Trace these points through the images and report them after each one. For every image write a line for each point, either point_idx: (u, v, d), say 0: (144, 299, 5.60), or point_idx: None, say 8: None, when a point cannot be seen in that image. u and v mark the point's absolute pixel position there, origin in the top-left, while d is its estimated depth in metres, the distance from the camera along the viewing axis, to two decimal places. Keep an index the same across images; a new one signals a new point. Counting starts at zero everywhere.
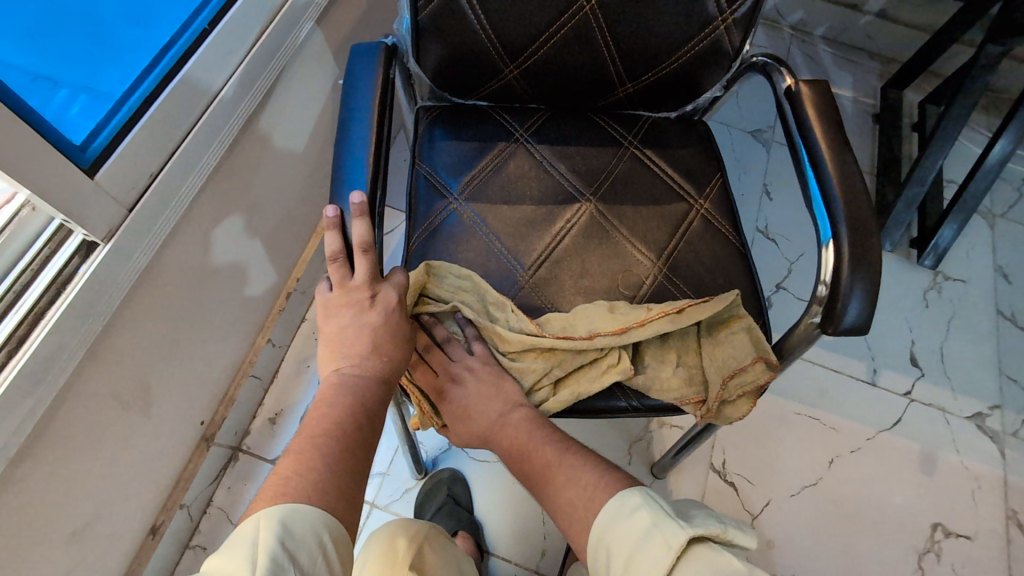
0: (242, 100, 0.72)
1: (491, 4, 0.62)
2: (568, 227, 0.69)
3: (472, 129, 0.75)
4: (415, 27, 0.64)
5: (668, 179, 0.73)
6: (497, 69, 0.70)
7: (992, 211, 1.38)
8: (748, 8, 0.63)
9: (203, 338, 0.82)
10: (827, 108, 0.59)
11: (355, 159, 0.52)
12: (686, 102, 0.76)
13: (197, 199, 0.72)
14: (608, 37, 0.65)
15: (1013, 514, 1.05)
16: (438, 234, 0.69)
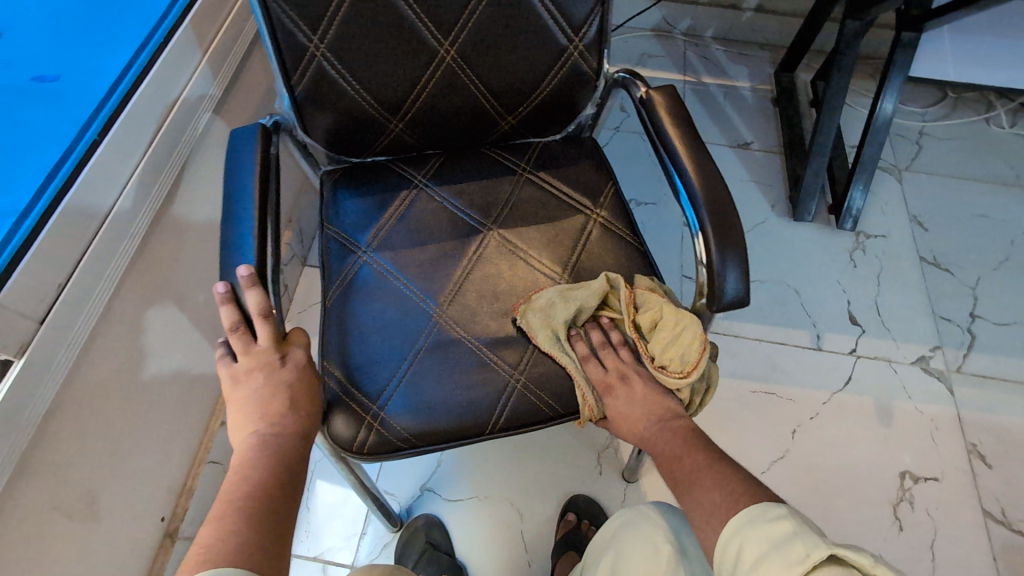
0: (146, 197, 0.76)
1: (359, 70, 0.67)
2: (477, 260, 0.73)
3: (374, 184, 0.79)
4: (294, 103, 0.68)
5: (563, 196, 0.78)
6: (383, 126, 0.74)
7: (897, 166, 1.47)
8: (594, 32, 0.68)
9: (147, 433, 0.83)
10: (679, 111, 0.64)
11: (243, 236, 0.55)
12: (569, 122, 0.81)
13: (115, 299, 0.74)
14: (476, 80, 0.70)
15: (973, 447, 1.10)
16: (352, 288, 0.72)
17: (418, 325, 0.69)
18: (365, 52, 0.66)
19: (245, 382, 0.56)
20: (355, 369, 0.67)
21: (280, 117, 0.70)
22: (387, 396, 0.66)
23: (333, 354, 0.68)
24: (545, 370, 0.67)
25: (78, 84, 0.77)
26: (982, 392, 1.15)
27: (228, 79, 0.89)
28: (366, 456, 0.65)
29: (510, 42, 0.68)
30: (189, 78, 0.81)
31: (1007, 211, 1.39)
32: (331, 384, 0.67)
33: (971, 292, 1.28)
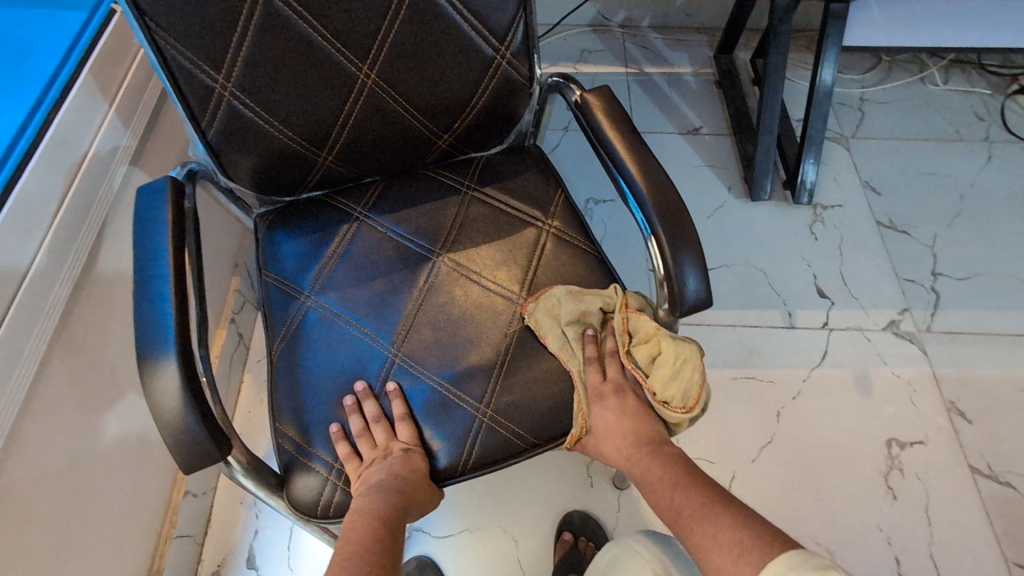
0: (62, 267, 0.69)
1: (275, 106, 0.62)
2: (431, 290, 0.69)
3: (310, 221, 0.74)
4: (210, 148, 0.64)
5: (512, 211, 0.74)
6: (312, 160, 0.70)
7: (843, 134, 1.48)
8: (519, 39, 0.65)
9: (97, 521, 0.77)
10: (617, 111, 0.62)
11: (160, 303, 0.50)
12: (509, 132, 0.77)
13: (42, 384, 0.68)
14: (403, 102, 0.67)
15: (953, 405, 1.10)
16: (299, 338, 0.68)
17: (373, 367, 0.66)
18: (277, 86, 0.61)
19: (362, 468, 0.62)
20: (310, 426, 0.65)
21: (196, 165, 0.65)
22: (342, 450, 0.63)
23: (288, 411, 0.66)
24: (510, 399, 0.64)
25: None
26: (953, 349, 1.16)
27: (143, 127, 0.83)
28: (331, 518, 0.63)
29: (432, 58, 0.64)
30: (97, 131, 0.75)
31: (952, 166, 1.41)
32: (287, 446, 0.65)
33: (930, 250, 1.29)
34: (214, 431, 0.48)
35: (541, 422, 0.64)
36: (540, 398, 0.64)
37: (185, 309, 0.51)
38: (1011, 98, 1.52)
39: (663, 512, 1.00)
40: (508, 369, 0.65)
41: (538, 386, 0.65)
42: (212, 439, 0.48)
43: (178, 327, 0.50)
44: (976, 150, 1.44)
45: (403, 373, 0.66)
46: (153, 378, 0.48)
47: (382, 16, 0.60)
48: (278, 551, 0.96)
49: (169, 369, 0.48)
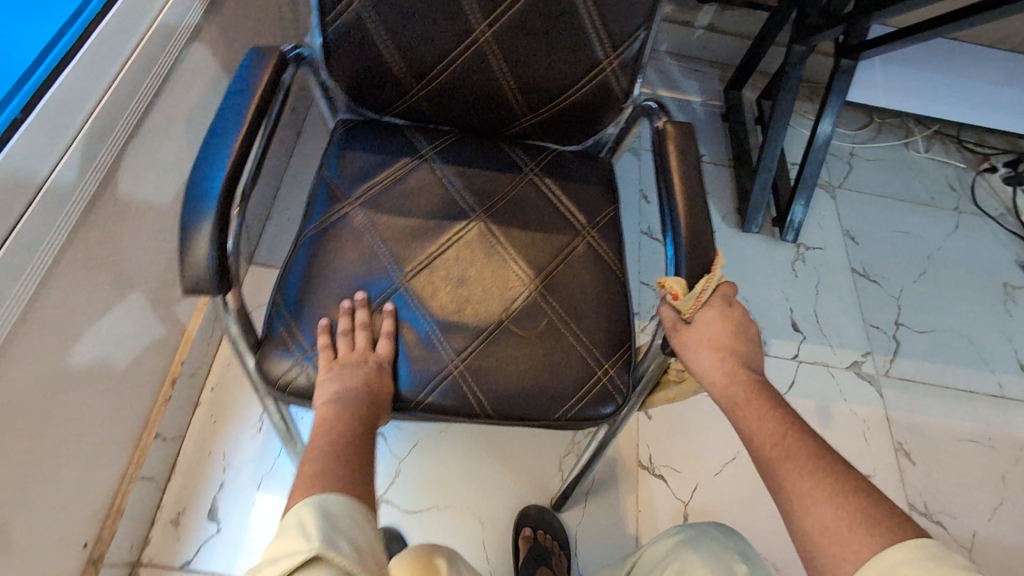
0: (77, 184, 0.67)
1: (394, 26, 0.68)
2: (462, 252, 0.72)
3: (381, 141, 0.79)
4: (325, 43, 0.69)
5: (560, 204, 0.77)
6: (406, 89, 0.75)
7: (831, 183, 1.57)
8: (634, 49, 0.69)
9: (68, 450, 0.74)
10: (686, 147, 0.65)
11: (213, 166, 0.55)
12: (586, 137, 0.81)
13: (41, 301, 0.66)
14: (505, 66, 0.72)
15: (900, 445, 1.19)
16: (331, 235, 0.72)
17: (379, 288, 0.69)
18: (402, 11, 0.67)
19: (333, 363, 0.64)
20: (305, 313, 0.67)
21: (308, 52, 0.69)
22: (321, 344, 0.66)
23: (288, 290, 0.68)
24: (492, 360, 0.66)
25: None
26: (906, 394, 1.25)
27: (172, 59, 0.81)
28: (284, 395, 0.65)
29: (544, 37, 0.69)
30: (130, 55, 0.73)
31: (924, 228, 1.52)
32: (278, 319, 0.67)
33: (895, 301, 1.39)
34: (221, 281, 0.54)
35: (503, 393, 0.65)
36: (514, 371, 0.66)
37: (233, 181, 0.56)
38: (981, 175, 1.64)
39: (625, 512, 1.04)
40: (501, 330, 0.68)
41: (520, 362, 0.67)
42: (217, 285, 0.54)
43: (221, 196, 0.55)
44: (946, 217, 1.55)
45: (401, 301, 0.69)
46: (192, 231, 0.53)
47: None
48: (241, 508, 0.94)
49: (206, 226, 0.53)
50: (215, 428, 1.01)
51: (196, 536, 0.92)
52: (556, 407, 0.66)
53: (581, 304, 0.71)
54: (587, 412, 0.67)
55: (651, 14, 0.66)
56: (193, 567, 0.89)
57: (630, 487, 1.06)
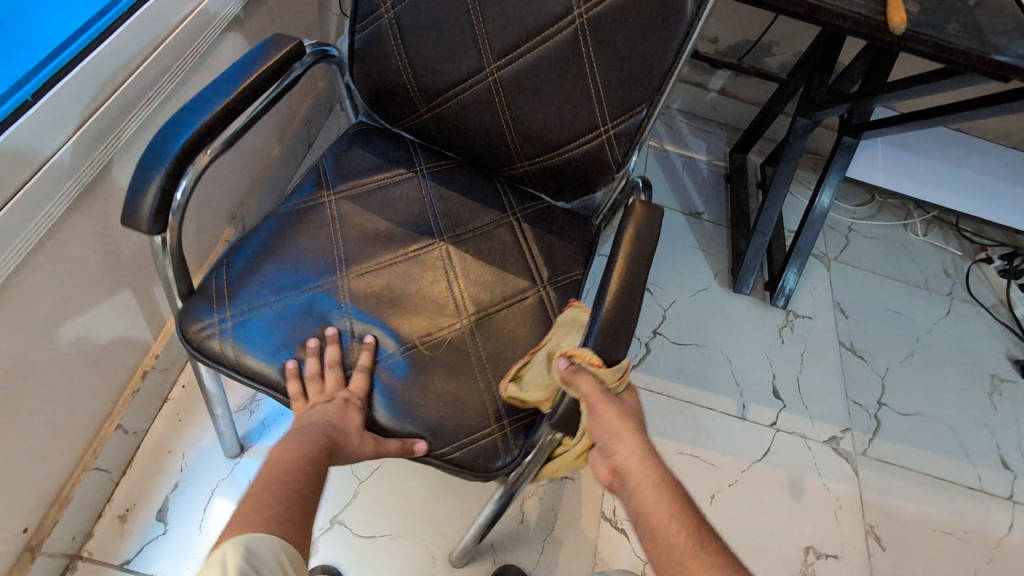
0: (77, 171, 0.69)
1: (411, 46, 0.73)
2: (412, 275, 0.74)
3: (383, 147, 0.84)
4: (352, 49, 0.76)
5: (528, 252, 0.78)
6: (415, 106, 0.79)
7: (827, 255, 1.59)
8: (632, 124, 0.69)
9: (25, 431, 0.74)
10: (648, 225, 0.66)
11: (184, 125, 0.57)
12: (575, 196, 0.81)
13: (20, 280, 0.67)
14: (506, 108, 0.74)
15: (871, 528, 1.16)
16: (298, 218, 0.76)
17: (320, 278, 0.72)
18: (421, 35, 0.71)
19: (305, 400, 0.65)
20: (243, 285, 0.70)
21: (334, 51, 0.75)
22: (244, 313, 0.69)
23: (239, 254, 0.72)
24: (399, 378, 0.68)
25: (17, 32, 0.70)
26: (882, 476, 1.23)
27: (192, 63, 0.85)
28: (190, 347, 0.68)
29: (547, 90, 0.70)
30: (149, 54, 0.76)
31: (914, 310, 1.52)
32: (216, 281, 0.70)
33: (879, 380, 1.38)
34: (154, 221, 0.56)
35: (396, 416, 0.66)
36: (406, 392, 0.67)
37: (197, 143, 0.57)
38: (977, 264, 1.66)
39: (582, 563, 1.01)
40: (411, 351, 0.70)
41: (424, 390, 0.68)
42: (148, 223, 0.56)
43: (182, 151, 0.56)
44: (938, 301, 1.56)
45: (333, 296, 0.72)
46: (146, 172, 0.55)
47: (533, 39, 0.67)
48: (193, 511, 0.93)
49: (159, 174, 0.55)
50: (179, 426, 1.00)
51: (141, 535, 0.90)
52: (441, 445, 0.66)
53: (516, 352, 0.72)
54: (468, 462, 0.66)
55: (655, 92, 0.66)
56: (133, 567, 0.87)
57: (590, 537, 1.04)
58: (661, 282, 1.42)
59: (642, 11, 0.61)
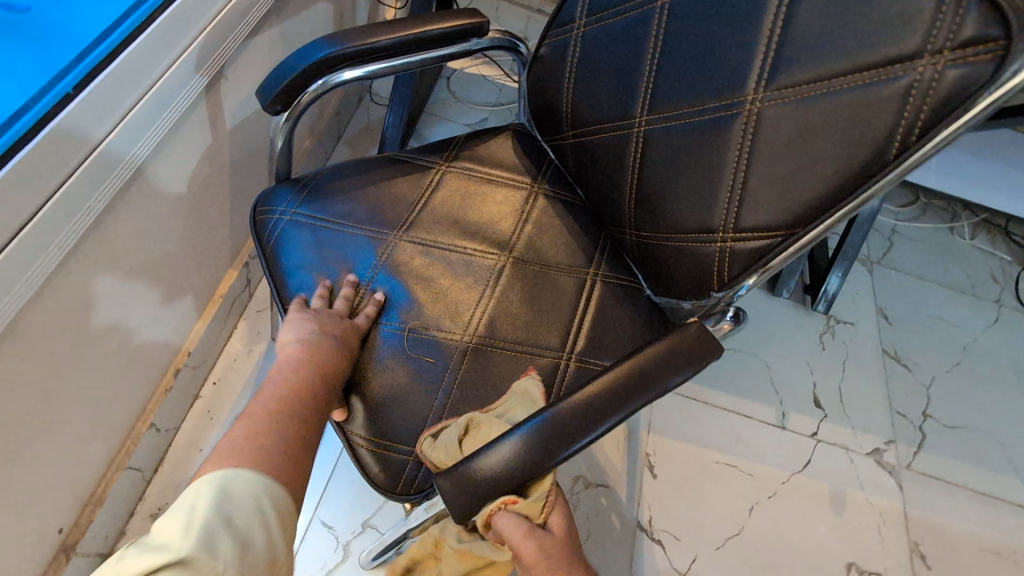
0: (116, 168, 0.66)
1: (581, 62, 0.70)
2: (451, 308, 0.67)
3: (528, 157, 0.82)
4: (537, 54, 0.76)
5: (577, 305, 0.70)
6: (562, 127, 0.75)
7: (870, 258, 1.53)
8: (751, 244, 0.56)
9: (61, 430, 0.72)
10: (667, 359, 0.50)
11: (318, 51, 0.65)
12: (662, 295, 0.69)
13: (59, 279, 0.65)
14: (635, 166, 0.66)
15: (916, 546, 1.11)
16: (401, 165, 0.78)
17: (376, 226, 0.72)
18: (597, 61, 0.68)
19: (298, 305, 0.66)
20: (320, 197, 0.73)
21: (519, 47, 0.79)
22: (301, 219, 0.71)
23: (338, 172, 0.76)
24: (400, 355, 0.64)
25: (52, 21, 0.68)
26: (928, 491, 1.18)
27: (228, 54, 0.82)
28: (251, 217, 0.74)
29: (678, 159, 0.61)
30: (188, 45, 0.73)
31: (961, 317, 1.46)
32: (297, 185, 0.75)
33: (924, 390, 1.32)
34: (269, 104, 0.67)
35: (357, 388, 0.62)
36: (374, 369, 0.63)
37: (322, 67, 0.65)
38: None
39: None
40: (402, 344, 0.64)
41: (409, 387, 0.62)
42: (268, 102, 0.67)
43: (313, 64, 0.65)
44: (986, 309, 1.49)
45: (376, 249, 0.70)
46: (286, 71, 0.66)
47: (691, 103, 0.59)
48: None
49: (294, 74, 0.65)
50: (210, 425, 0.98)
51: None
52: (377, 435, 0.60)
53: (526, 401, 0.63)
54: (379, 468, 0.59)
55: (800, 225, 0.52)
56: None
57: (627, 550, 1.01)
58: None
59: (819, 114, 0.49)
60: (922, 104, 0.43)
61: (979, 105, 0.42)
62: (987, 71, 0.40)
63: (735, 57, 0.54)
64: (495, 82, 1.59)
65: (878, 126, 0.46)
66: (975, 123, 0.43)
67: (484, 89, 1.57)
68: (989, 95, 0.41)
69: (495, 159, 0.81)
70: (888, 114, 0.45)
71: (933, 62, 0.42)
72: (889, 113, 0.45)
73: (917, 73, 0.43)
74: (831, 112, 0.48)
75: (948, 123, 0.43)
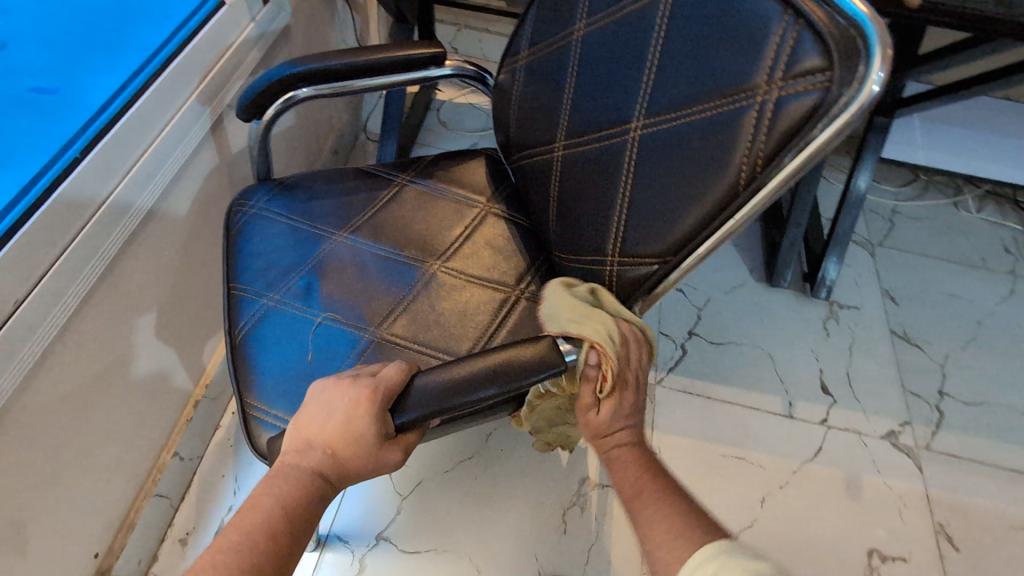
0: (120, 221, 0.76)
1: (524, 92, 0.77)
2: (369, 308, 0.72)
3: (489, 178, 0.88)
4: (496, 85, 0.83)
5: (500, 307, 0.73)
6: (511, 154, 0.82)
7: (870, 241, 1.51)
8: (633, 269, 0.60)
9: (89, 461, 0.80)
10: (532, 363, 0.53)
11: (268, 77, 0.75)
12: None
13: (77, 323, 0.74)
14: (557, 189, 0.71)
15: (941, 528, 1.08)
16: (370, 179, 0.85)
17: (327, 227, 0.79)
18: (535, 91, 0.74)
19: (235, 283, 0.75)
20: (284, 195, 0.82)
21: (487, 79, 0.86)
22: (264, 211, 0.80)
23: (308, 178, 0.84)
24: (320, 340, 0.69)
25: (60, 102, 0.81)
26: (951, 471, 1.15)
27: (220, 111, 0.91)
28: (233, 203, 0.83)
29: (584, 183, 0.66)
30: (177, 109, 0.83)
31: (974, 291, 1.43)
32: (270, 183, 0.84)
33: (939, 369, 1.29)
34: (247, 110, 0.78)
35: (266, 358, 0.68)
36: (288, 348, 0.69)
37: (277, 88, 0.75)
38: None
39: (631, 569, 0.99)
40: (319, 331, 0.70)
41: (314, 369, 0.67)
42: (244, 113, 0.78)
43: (272, 85, 0.75)
44: (1001, 281, 1.45)
45: (321, 246, 0.77)
46: (250, 94, 0.76)
47: (595, 129, 0.64)
48: None
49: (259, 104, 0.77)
50: (230, 452, 1.04)
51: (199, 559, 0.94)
52: (273, 398, 0.65)
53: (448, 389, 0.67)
54: (256, 429, 0.64)
55: (672, 252, 0.56)
56: None
57: (637, 545, 1.00)
58: (692, 280, 1.40)
59: (685, 141, 0.53)
60: (764, 136, 0.47)
61: (816, 138, 0.45)
62: (815, 100, 0.44)
63: (629, 82, 0.60)
64: (484, 108, 1.66)
65: (730, 155, 0.49)
66: (801, 170, 0.47)
67: (474, 115, 1.65)
68: (823, 128, 0.44)
69: (459, 180, 0.87)
70: (738, 144, 0.49)
71: (771, 91, 0.46)
72: (738, 143, 0.49)
73: (759, 103, 0.47)
74: (694, 138, 0.52)
75: (789, 154, 0.46)
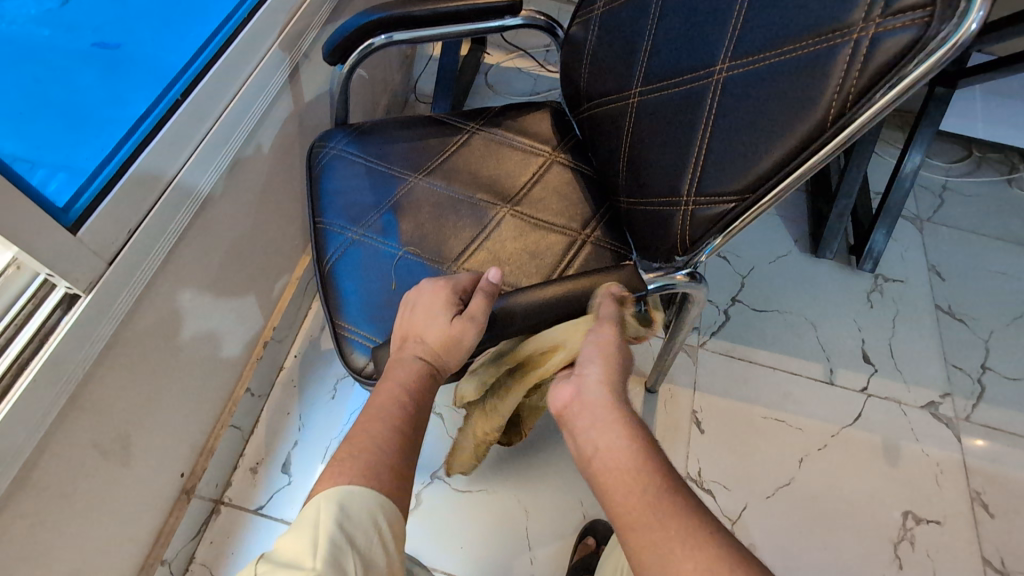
0: (211, 162, 0.80)
1: (597, 41, 0.78)
2: (445, 245, 0.76)
3: (553, 129, 0.90)
4: (567, 37, 0.85)
5: (567, 250, 0.77)
6: (580, 103, 0.83)
7: (919, 216, 1.50)
8: (707, 208, 0.61)
9: (178, 388, 0.86)
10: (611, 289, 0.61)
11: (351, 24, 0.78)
12: (644, 259, 0.74)
13: (173, 257, 0.79)
14: (629, 135, 0.73)
15: (977, 495, 1.11)
16: (441, 126, 0.88)
17: (404, 169, 0.82)
18: (611, 41, 0.76)
19: (319, 219, 0.79)
20: (362, 138, 0.85)
21: (557, 30, 0.88)
22: (343, 152, 0.84)
23: (384, 123, 0.88)
24: (400, 271, 0.73)
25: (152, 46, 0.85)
26: (991, 443, 1.16)
27: (294, 62, 0.94)
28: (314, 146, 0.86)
29: (660, 126, 0.68)
30: (260, 57, 0.86)
31: None
32: (346, 127, 0.87)
33: (983, 343, 1.30)
34: (330, 54, 0.81)
35: (351, 286, 0.73)
36: (372, 278, 0.73)
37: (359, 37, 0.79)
38: None
39: None
40: (399, 264, 0.74)
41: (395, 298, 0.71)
42: (326, 57, 0.81)
43: (356, 30, 0.78)
44: None
45: (399, 186, 0.81)
46: (335, 40, 0.79)
47: (676, 74, 0.65)
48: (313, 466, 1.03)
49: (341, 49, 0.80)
50: (294, 392, 1.11)
51: (269, 485, 1.02)
52: (359, 323, 0.70)
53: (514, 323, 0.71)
54: (344, 350, 0.69)
55: (753, 189, 0.57)
56: (264, 511, 0.98)
57: None
58: (736, 248, 1.41)
59: (773, 80, 0.55)
60: (856, 73, 0.48)
61: (909, 74, 0.47)
62: (912, 37, 0.45)
63: (713, 28, 0.61)
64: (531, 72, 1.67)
65: (819, 93, 0.51)
66: (892, 104, 0.49)
67: (522, 79, 1.65)
68: (917, 64, 0.46)
69: (527, 130, 0.89)
70: (828, 81, 0.50)
71: (867, 28, 0.47)
72: (828, 80, 0.50)
73: (854, 41, 0.48)
74: (783, 77, 0.54)
75: (880, 90, 0.48)
